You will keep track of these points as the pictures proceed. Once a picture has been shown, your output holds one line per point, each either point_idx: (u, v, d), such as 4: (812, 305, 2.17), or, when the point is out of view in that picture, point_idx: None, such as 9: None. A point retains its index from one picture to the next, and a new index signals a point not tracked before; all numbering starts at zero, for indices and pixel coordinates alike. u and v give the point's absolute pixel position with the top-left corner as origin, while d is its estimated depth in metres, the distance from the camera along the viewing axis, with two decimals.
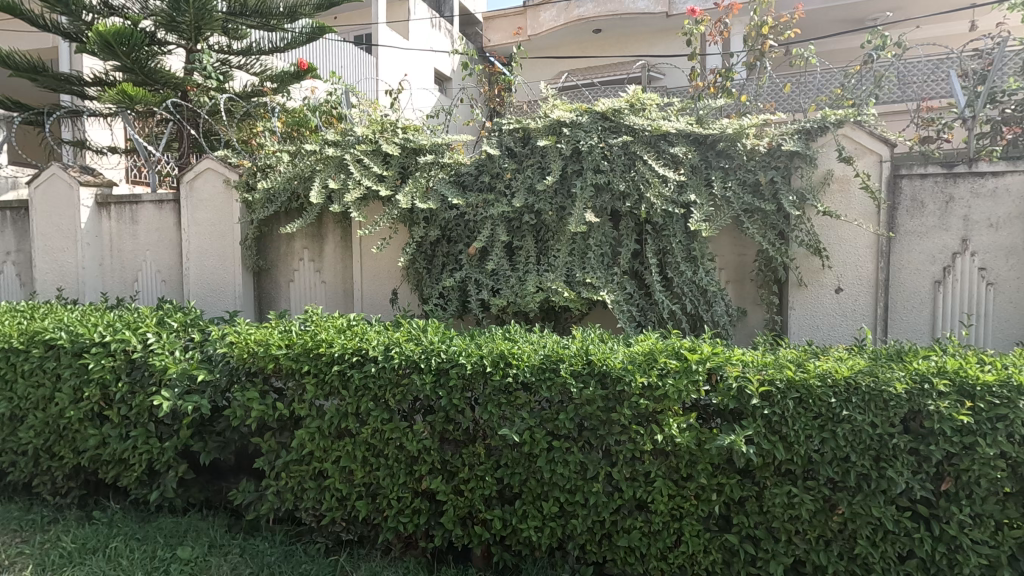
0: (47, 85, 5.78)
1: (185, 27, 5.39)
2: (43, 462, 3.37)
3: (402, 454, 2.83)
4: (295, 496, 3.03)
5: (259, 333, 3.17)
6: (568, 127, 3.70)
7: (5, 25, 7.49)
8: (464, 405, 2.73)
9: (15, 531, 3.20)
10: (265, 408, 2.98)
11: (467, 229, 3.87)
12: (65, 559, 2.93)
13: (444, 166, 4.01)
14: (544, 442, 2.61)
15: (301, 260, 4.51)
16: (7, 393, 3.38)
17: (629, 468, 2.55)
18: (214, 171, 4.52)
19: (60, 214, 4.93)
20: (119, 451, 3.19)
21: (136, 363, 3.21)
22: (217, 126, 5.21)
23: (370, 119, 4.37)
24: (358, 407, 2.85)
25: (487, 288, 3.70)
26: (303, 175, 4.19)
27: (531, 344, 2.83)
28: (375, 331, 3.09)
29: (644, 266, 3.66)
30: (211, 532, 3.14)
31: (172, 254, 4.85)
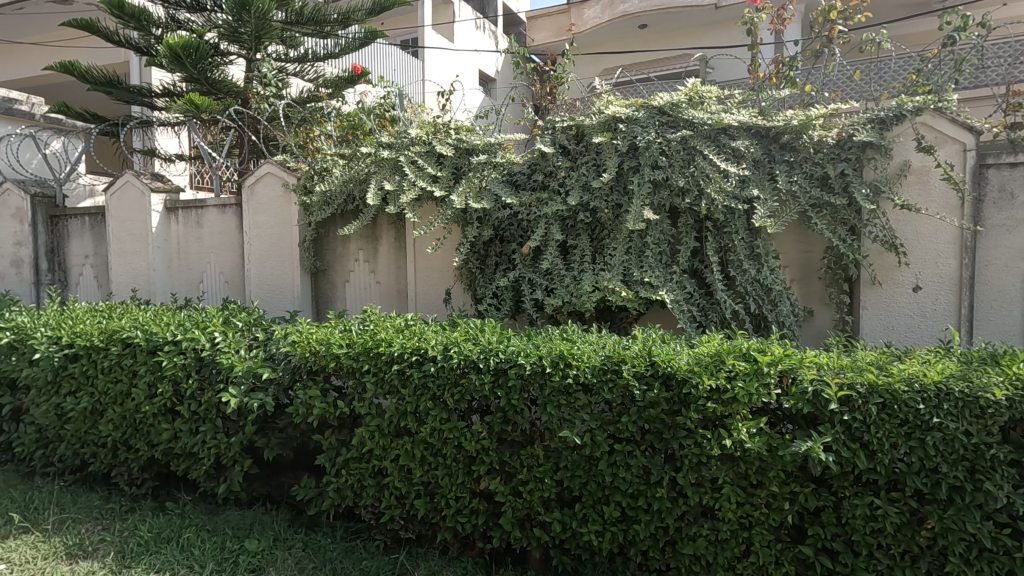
0: (121, 98, 6.08)
1: (246, 37, 5.58)
2: (121, 455, 3.55)
3: (460, 454, 2.83)
4: (355, 494, 3.08)
5: (320, 332, 3.24)
6: (624, 123, 3.64)
7: (83, 42, 8.01)
8: (522, 406, 2.70)
9: (97, 519, 3.39)
10: (326, 406, 3.04)
11: (520, 228, 3.85)
12: (142, 547, 3.07)
13: (497, 166, 3.99)
14: (605, 445, 2.55)
15: (356, 260, 4.61)
16: (89, 388, 3.58)
17: (694, 473, 2.46)
18: (273, 175, 4.67)
19: (133, 218, 5.20)
20: (190, 446, 3.33)
21: (205, 361, 3.34)
22: (277, 131, 5.37)
23: (423, 121, 4.40)
24: (417, 406, 2.86)
25: (541, 288, 3.67)
26: (359, 177, 4.28)
27: (590, 344, 2.78)
28: (433, 331, 3.10)
29: (705, 265, 3.54)
30: (275, 526, 3.23)
31: (234, 256, 5.04)
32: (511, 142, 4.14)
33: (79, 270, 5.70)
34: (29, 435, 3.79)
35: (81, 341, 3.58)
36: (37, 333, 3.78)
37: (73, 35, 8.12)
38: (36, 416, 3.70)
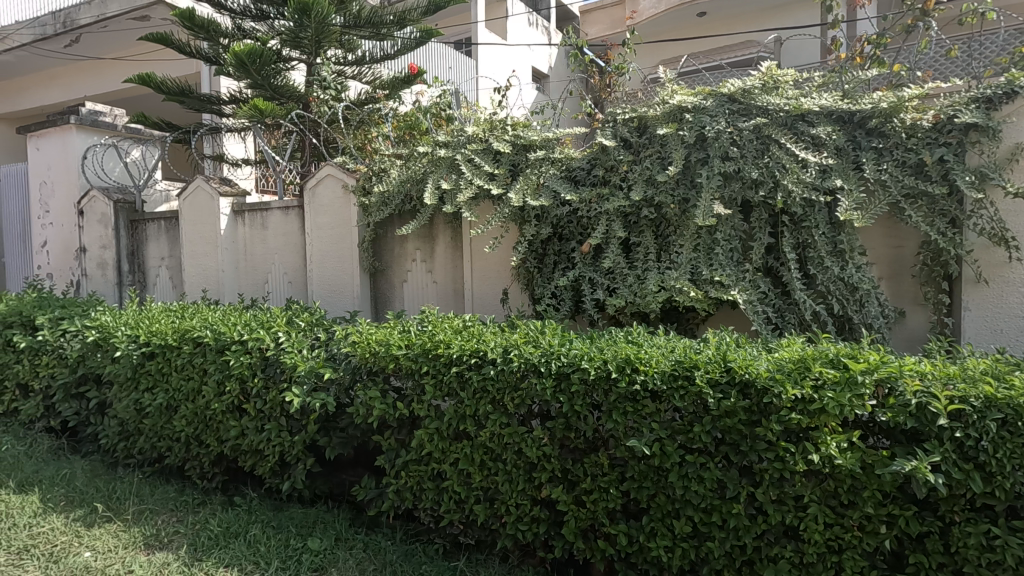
0: (192, 106, 6.37)
1: (307, 42, 5.71)
2: (193, 450, 3.67)
3: (521, 460, 2.74)
4: (414, 496, 3.05)
5: (379, 333, 3.23)
6: (690, 113, 3.43)
7: (159, 55, 8.48)
8: (586, 412, 2.58)
9: (172, 511, 3.52)
10: (386, 407, 3.02)
11: (580, 226, 3.72)
12: (212, 541, 3.15)
13: (556, 162, 3.88)
14: (676, 456, 2.39)
15: (414, 260, 4.61)
16: (164, 385, 3.73)
17: (776, 489, 2.26)
18: (333, 176, 4.74)
19: (203, 222, 5.42)
20: (256, 443, 3.40)
21: (269, 360, 3.41)
22: (336, 134, 5.46)
23: (479, 118, 4.34)
24: (476, 410, 2.79)
25: (603, 288, 3.53)
26: (417, 177, 4.27)
27: (658, 348, 2.62)
28: (492, 332, 3.03)
29: (781, 262, 3.30)
30: (337, 524, 3.25)
31: (297, 256, 5.16)
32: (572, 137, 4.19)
33: (156, 272, 6.01)
34: (113, 428, 4.00)
35: (157, 340, 3.74)
36: (118, 332, 3.98)
37: (149, 48, 8.56)
38: (117, 410, 3.89)
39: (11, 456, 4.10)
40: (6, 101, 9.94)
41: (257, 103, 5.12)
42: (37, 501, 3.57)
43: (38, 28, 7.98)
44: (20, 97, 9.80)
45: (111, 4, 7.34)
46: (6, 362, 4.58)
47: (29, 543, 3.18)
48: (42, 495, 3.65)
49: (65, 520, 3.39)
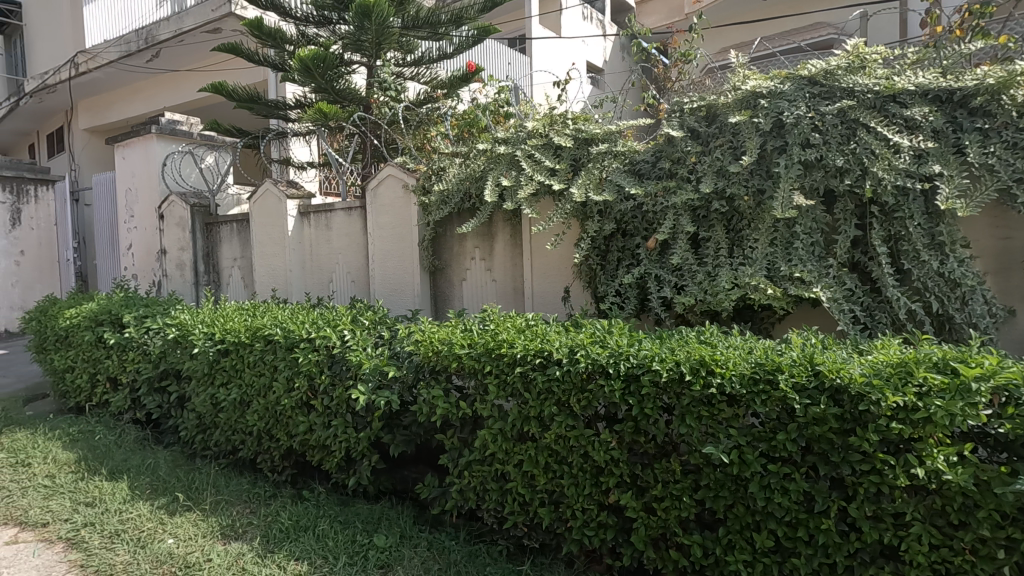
0: (260, 112, 6.61)
1: (368, 45, 5.82)
2: (264, 443, 3.80)
3: (588, 464, 2.65)
4: (477, 496, 3.01)
5: (442, 332, 3.22)
6: (766, 98, 3.23)
7: (230, 64, 8.91)
8: (657, 415, 2.46)
9: (246, 502, 3.65)
10: (449, 406, 3.00)
11: (645, 221, 3.57)
12: (283, 534, 3.24)
13: (619, 155, 3.77)
14: (757, 465, 2.23)
15: (473, 259, 4.60)
16: (238, 381, 3.88)
17: (872, 505, 2.07)
18: (394, 177, 4.78)
19: (272, 224, 5.63)
20: (323, 439, 3.46)
21: (336, 358, 3.48)
22: (396, 134, 5.53)
23: (540, 113, 4.26)
24: (540, 411, 2.72)
25: (670, 286, 3.37)
26: (476, 175, 4.25)
27: (735, 349, 2.47)
28: (556, 332, 2.95)
29: (869, 256, 3.06)
30: (401, 522, 3.27)
31: (360, 256, 5.26)
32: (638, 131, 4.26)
33: (229, 272, 6.29)
34: (192, 421, 4.20)
35: (231, 338, 3.89)
36: (196, 330, 4.19)
37: (221, 59, 9.00)
38: (196, 404, 4.08)
39: (103, 445, 4.39)
40: (96, 115, 10.73)
41: (321, 106, 5.24)
42: (126, 488, 3.80)
43: (123, 46, 8.55)
44: (109, 111, 10.55)
45: (187, 19, 7.76)
46: (98, 357, 4.92)
47: (120, 527, 3.38)
48: (131, 483, 3.88)
49: (151, 508, 3.58)
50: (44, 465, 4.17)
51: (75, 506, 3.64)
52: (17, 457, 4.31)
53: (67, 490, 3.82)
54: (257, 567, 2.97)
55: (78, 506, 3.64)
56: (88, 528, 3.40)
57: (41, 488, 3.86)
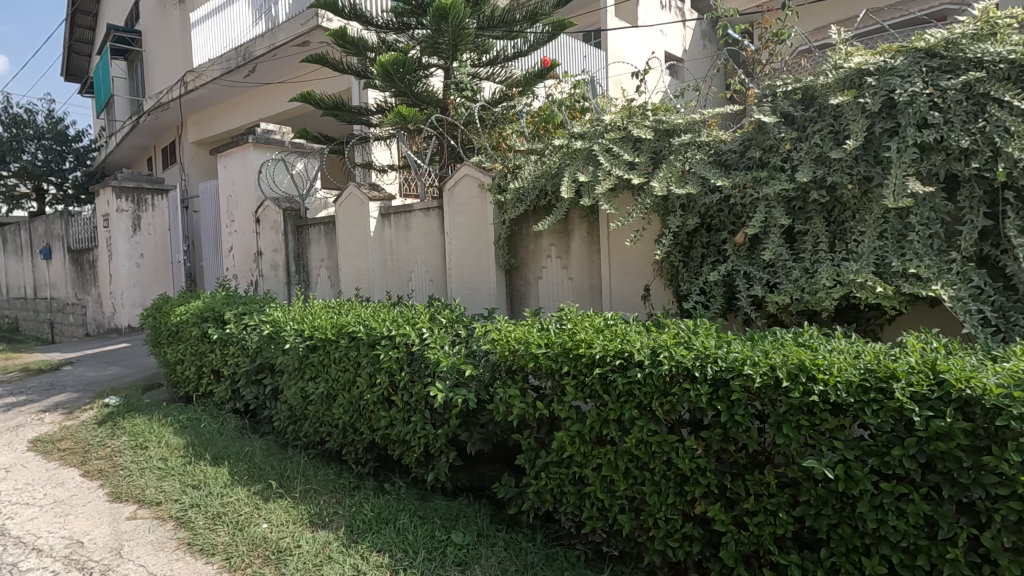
0: (344, 119, 6.82)
1: (445, 48, 5.90)
2: (349, 436, 3.94)
3: (671, 471, 2.52)
4: (554, 499, 2.95)
5: (518, 331, 3.18)
6: (873, 75, 2.95)
7: (318, 73, 9.39)
8: (748, 422, 2.30)
9: (332, 492, 3.81)
10: (526, 406, 2.96)
11: (732, 214, 3.34)
12: (366, 525, 3.34)
13: (702, 146, 3.57)
14: (868, 483, 2.01)
15: (549, 257, 4.54)
16: (325, 375, 4.05)
17: (1012, 535, 1.81)
18: (470, 176, 4.81)
19: (356, 225, 5.86)
20: (403, 434, 3.54)
21: (414, 355, 3.55)
22: (472, 135, 5.58)
23: (618, 106, 4.13)
24: (620, 414, 2.62)
25: (761, 283, 3.14)
26: (552, 172, 4.19)
27: (839, 353, 2.25)
28: (637, 332, 2.83)
29: (1002, 249, 2.71)
30: (478, 520, 3.28)
31: (438, 255, 5.35)
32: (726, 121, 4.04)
33: (317, 272, 6.63)
34: (284, 412, 4.45)
35: (319, 334, 4.09)
36: (288, 327, 4.44)
37: (310, 70, 9.53)
38: (287, 396, 4.32)
39: (208, 432, 4.76)
40: (202, 128, 11.70)
41: (400, 110, 5.36)
42: (226, 473, 4.08)
43: (225, 63, 9.25)
44: (213, 124, 11.47)
45: (280, 34, 8.26)
46: (203, 350, 5.34)
47: (221, 510, 3.63)
48: (231, 469, 4.17)
49: (248, 493, 3.83)
50: (158, 448, 4.59)
51: (183, 487, 3.97)
52: (137, 440, 4.78)
53: (178, 472, 4.17)
54: (342, 556, 3.08)
55: (187, 488, 3.96)
56: (194, 509, 3.69)
57: (156, 470, 4.25)
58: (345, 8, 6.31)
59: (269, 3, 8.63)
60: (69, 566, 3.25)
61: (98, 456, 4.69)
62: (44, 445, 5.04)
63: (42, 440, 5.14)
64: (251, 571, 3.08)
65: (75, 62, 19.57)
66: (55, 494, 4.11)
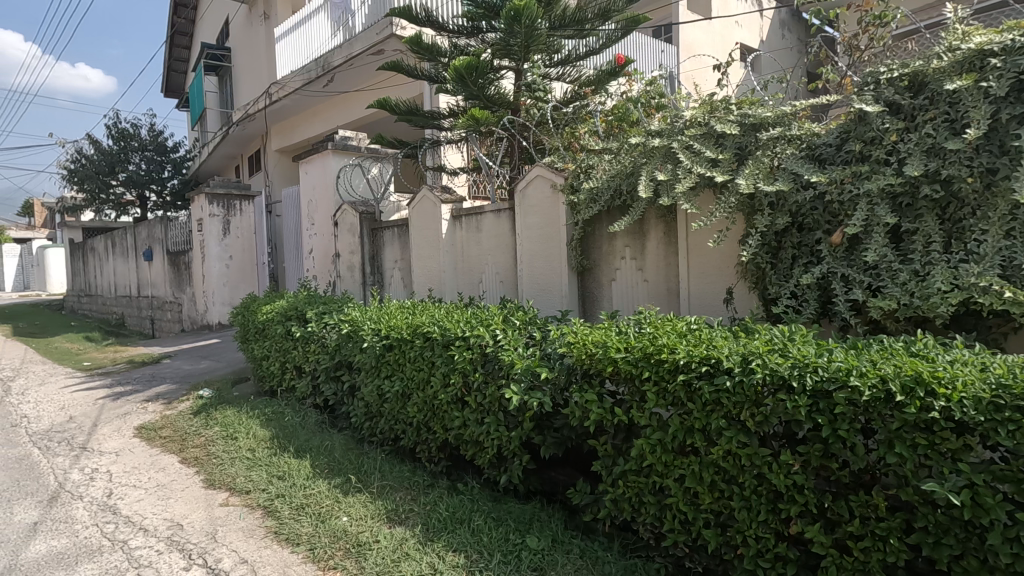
0: (417, 123, 6.95)
1: (517, 50, 5.90)
2: (423, 435, 4.00)
3: (763, 487, 2.37)
4: (632, 508, 2.84)
5: (595, 334, 3.11)
6: (999, 56, 2.68)
7: (392, 81, 9.67)
8: (854, 439, 2.12)
9: (407, 489, 3.88)
10: (603, 411, 2.88)
11: (827, 212, 3.11)
12: (441, 524, 3.37)
13: (793, 140, 3.37)
14: (1001, 512, 1.81)
15: (623, 258, 4.43)
16: (400, 374, 4.14)
17: None
18: (543, 177, 4.77)
19: (429, 227, 5.98)
20: (477, 434, 3.54)
21: (488, 357, 3.55)
22: (545, 136, 5.55)
23: (698, 101, 3.96)
24: (707, 423, 2.49)
25: (861, 287, 2.90)
26: (627, 171, 4.08)
27: (963, 366, 2.05)
28: (724, 337, 2.69)
29: None
30: (553, 526, 3.23)
31: (509, 257, 5.35)
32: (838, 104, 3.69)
33: (391, 273, 6.82)
34: (361, 409, 4.59)
35: (395, 334, 4.19)
36: (366, 326, 4.58)
37: (384, 77, 9.82)
38: (364, 393, 4.45)
39: (291, 426, 5.00)
40: (284, 137, 12.38)
41: (472, 112, 5.38)
42: (308, 466, 4.26)
43: (306, 74, 9.72)
44: (294, 132, 12.09)
45: (357, 44, 8.59)
46: (287, 347, 5.61)
47: (304, 502, 3.79)
48: (312, 462, 4.35)
49: (329, 486, 3.97)
50: (247, 439, 4.86)
51: (270, 478, 4.18)
52: (228, 431, 5.09)
53: (265, 463, 4.40)
54: (419, 553, 3.12)
55: (273, 478, 4.17)
56: (279, 499, 3.87)
57: (245, 460, 4.51)
58: (419, 15, 6.45)
59: (346, 14, 9.01)
60: (171, 546, 3.48)
61: (194, 444, 5.04)
62: (148, 432, 5.47)
63: (146, 427, 5.59)
64: (334, 563, 3.18)
65: (174, 79, 21.25)
66: (158, 478, 4.45)
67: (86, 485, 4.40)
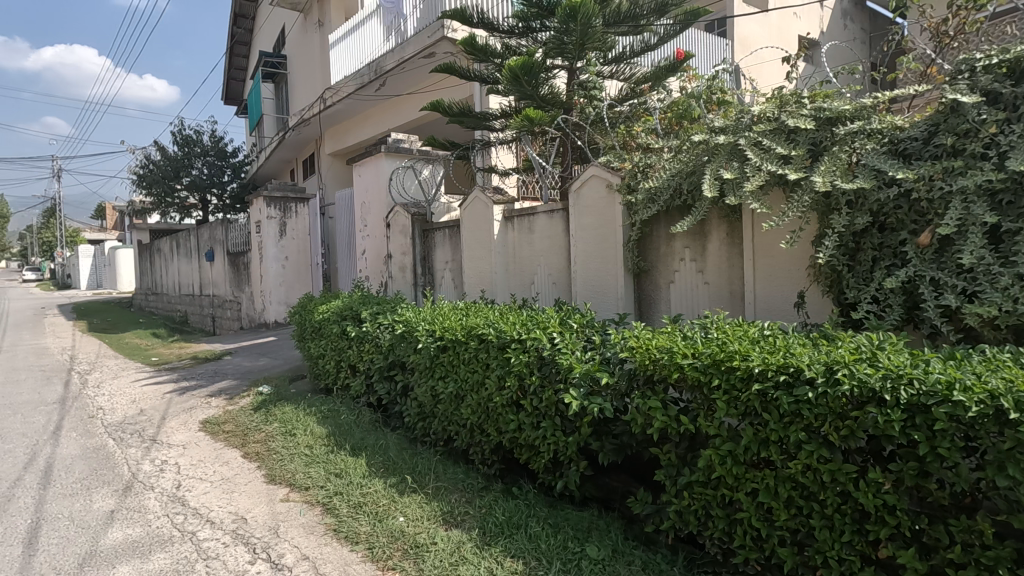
0: (469, 125, 6.94)
1: (571, 48, 5.81)
2: (476, 437, 3.98)
3: (848, 506, 2.22)
4: (698, 521, 2.71)
5: (659, 339, 2.99)
6: None
7: (443, 83, 9.76)
8: (956, 458, 1.95)
9: (461, 491, 3.87)
10: (668, 420, 2.76)
11: (914, 211, 2.90)
12: (498, 528, 3.34)
13: (874, 134, 3.18)
14: None
15: (682, 260, 4.29)
16: (454, 375, 4.12)
17: None
18: (598, 177, 4.67)
19: (481, 228, 5.97)
20: (533, 438, 3.49)
21: (545, 360, 3.48)
22: (600, 136, 5.45)
23: (767, 96, 3.79)
24: (784, 436, 2.34)
25: (954, 291, 2.69)
26: (689, 169, 3.93)
27: None
28: (801, 344, 2.54)
29: None
30: (612, 535, 3.14)
31: (562, 258, 5.27)
32: (928, 100, 3.62)
33: (442, 274, 6.86)
34: (414, 409, 4.61)
35: (449, 335, 4.18)
36: (420, 327, 4.60)
37: (435, 80, 9.92)
38: (418, 394, 4.46)
39: (346, 424, 5.08)
40: (337, 140, 12.70)
41: (526, 112, 5.32)
42: (364, 464, 4.31)
43: (359, 78, 9.94)
44: (346, 136, 12.39)
45: (408, 47, 8.69)
46: (342, 346, 5.71)
47: (361, 500, 3.83)
48: (368, 460, 4.40)
49: (384, 485, 4.00)
50: (305, 436, 4.97)
51: (327, 475, 4.25)
52: (286, 428, 5.23)
53: (322, 460, 4.49)
54: (476, 558, 3.09)
55: (331, 475, 4.24)
56: (337, 497, 3.93)
57: (304, 457, 4.61)
58: (472, 17, 6.46)
59: (398, 19, 9.14)
60: (236, 540, 3.58)
61: (255, 439, 5.20)
62: (212, 427, 5.68)
63: (210, 422, 5.81)
64: (392, 564, 3.19)
65: (233, 86, 22.15)
66: (222, 472, 4.60)
67: (156, 476, 4.60)
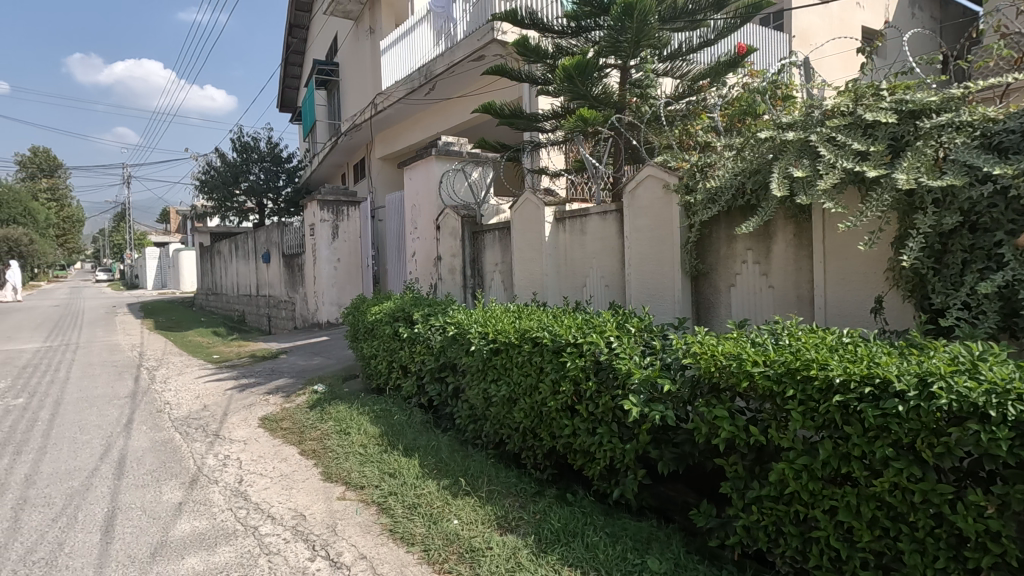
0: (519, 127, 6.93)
1: (625, 46, 5.70)
2: (529, 441, 3.93)
3: (942, 530, 2.05)
4: (768, 538, 2.57)
5: (725, 345, 2.86)
6: None
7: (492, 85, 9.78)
8: None
9: (515, 495, 3.82)
10: (736, 430, 2.62)
11: (1012, 210, 2.67)
12: (554, 536, 3.27)
13: (963, 127, 2.96)
14: None
15: (744, 262, 4.11)
16: (506, 379, 4.08)
17: None
18: (654, 177, 4.55)
19: (532, 230, 5.93)
20: (588, 444, 3.41)
21: (602, 365, 3.39)
22: (655, 135, 5.32)
23: (839, 89, 3.59)
24: (868, 452, 2.18)
25: None
26: (753, 167, 3.77)
27: None
28: (886, 354, 2.37)
29: None
30: (673, 547, 3.03)
31: (615, 260, 5.17)
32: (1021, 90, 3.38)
33: (492, 276, 6.86)
34: (466, 411, 4.61)
35: (502, 338, 4.14)
36: (472, 329, 4.58)
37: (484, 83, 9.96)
38: (470, 396, 4.44)
39: (399, 424, 5.14)
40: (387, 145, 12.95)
41: (579, 112, 5.25)
42: (418, 465, 4.34)
43: (410, 83, 10.10)
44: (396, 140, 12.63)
45: (458, 51, 8.76)
46: (394, 347, 5.79)
47: (416, 501, 3.85)
48: (421, 461, 4.43)
49: (437, 487, 4.01)
50: (359, 435, 5.05)
51: (382, 474, 4.30)
52: (340, 426, 5.33)
53: (376, 460, 4.55)
54: (532, 565, 3.04)
55: (385, 475, 4.29)
56: (392, 497, 3.96)
57: (358, 455, 4.68)
58: (524, 18, 6.43)
59: (448, 23, 9.22)
60: (296, 536, 3.66)
61: (311, 437, 5.32)
62: (271, 423, 5.85)
63: (268, 418, 6.00)
64: (448, 567, 3.18)
65: (287, 94, 23.00)
66: (281, 468, 4.73)
67: (220, 470, 4.78)
